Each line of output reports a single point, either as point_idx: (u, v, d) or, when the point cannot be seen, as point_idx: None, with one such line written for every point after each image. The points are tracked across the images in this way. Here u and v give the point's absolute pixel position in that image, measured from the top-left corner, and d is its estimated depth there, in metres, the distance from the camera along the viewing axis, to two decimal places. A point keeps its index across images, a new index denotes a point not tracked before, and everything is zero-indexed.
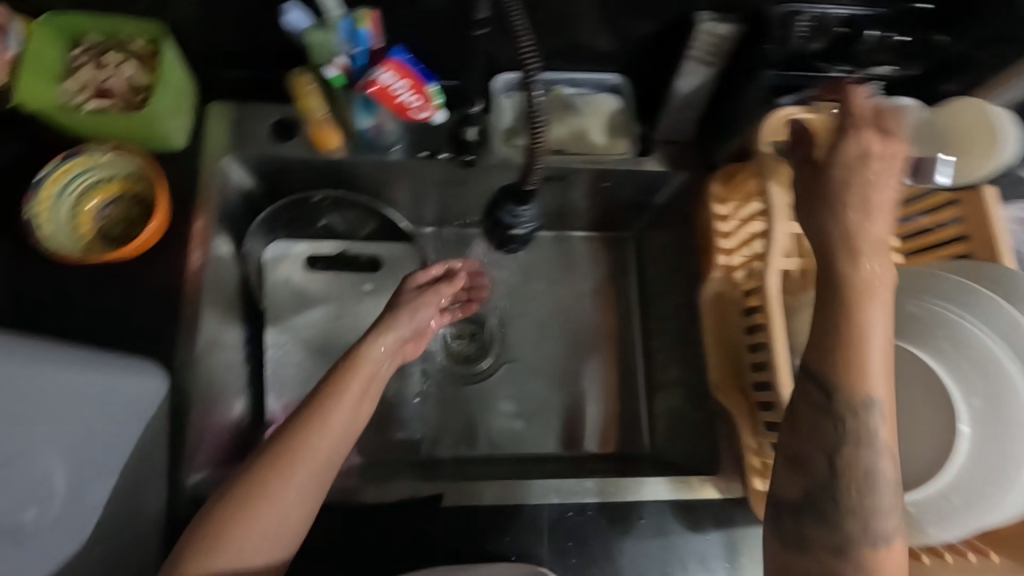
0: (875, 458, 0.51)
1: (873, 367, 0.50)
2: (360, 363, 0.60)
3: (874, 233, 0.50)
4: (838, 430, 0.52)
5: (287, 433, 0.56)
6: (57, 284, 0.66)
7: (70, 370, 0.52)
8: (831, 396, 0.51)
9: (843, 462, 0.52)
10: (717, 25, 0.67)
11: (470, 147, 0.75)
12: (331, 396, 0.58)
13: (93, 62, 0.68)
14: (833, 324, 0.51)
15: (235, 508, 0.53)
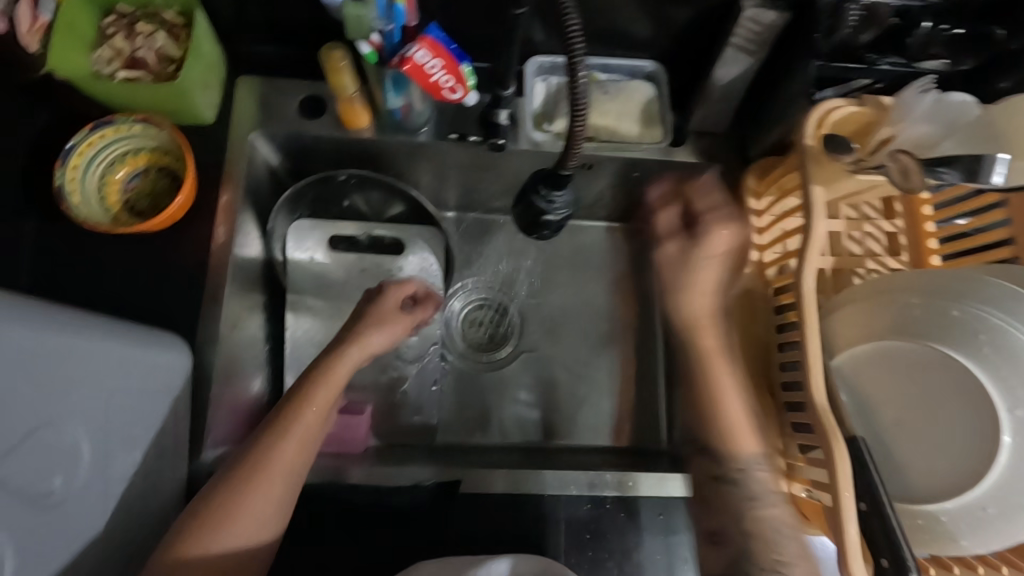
0: (766, 509, 0.61)
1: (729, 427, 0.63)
2: (332, 365, 0.61)
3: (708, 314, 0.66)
4: (734, 493, 0.62)
5: (265, 438, 0.56)
6: (85, 254, 0.66)
7: (109, 338, 0.52)
8: (719, 461, 0.63)
9: (748, 519, 0.61)
10: (762, 12, 0.64)
11: (500, 131, 0.73)
12: (306, 401, 0.59)
13: (123, 32, 0.67)
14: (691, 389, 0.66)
15: (216, 502, 0.53)
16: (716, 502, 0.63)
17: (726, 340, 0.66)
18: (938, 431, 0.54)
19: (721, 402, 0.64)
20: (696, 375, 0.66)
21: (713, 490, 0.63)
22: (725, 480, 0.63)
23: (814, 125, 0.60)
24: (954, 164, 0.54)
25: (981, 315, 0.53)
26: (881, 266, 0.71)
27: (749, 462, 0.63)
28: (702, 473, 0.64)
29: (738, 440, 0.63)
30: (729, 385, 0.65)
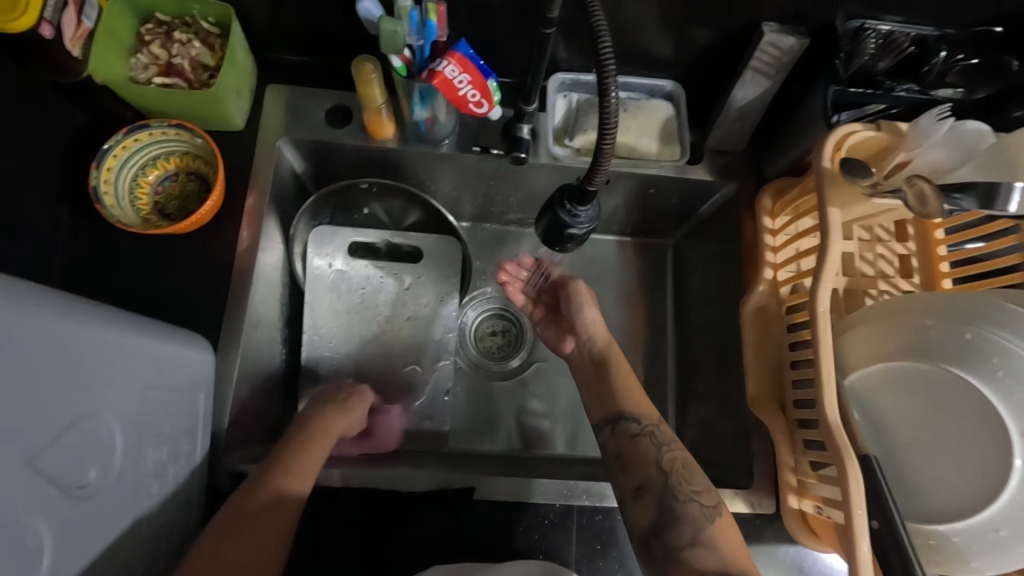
0: (667, 450, 0.65)
1: (634, 394, 0.71)
2: (320, 429, 0.68)
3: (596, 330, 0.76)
4: (649, 445, 0.66)
5: (265, 478, 0.61)
6: (116, 252, 0.68)
7: (143, 333, 0.54)
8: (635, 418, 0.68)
9: (665, 461, 0.65)
10: (782, 38, 0.67)
11: (522, 145, 0.74)
12: (302, 448, 0.65)
13: (162, 40, 0.69)
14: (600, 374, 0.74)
15: (215, 549, 0.56)
16: (633, 457, 0.66)
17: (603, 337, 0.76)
18: (951, 454, 0.55)
19: (627, 376, 0.72)
20: (606, 359, 0.74)
21: (630, 445, 0.66)
22: (640, 434, 0.67)
23: (831, 148, 0.62)
24: (969, 191, 0.55)
25: (997, 340, 0.54)
26: (892, 288, 0.73)
27: (653, 419, 0.68)
28: (621, 435, 0.68)
29: (644, 403, 0.70)
30: (629, 371, 0.73)
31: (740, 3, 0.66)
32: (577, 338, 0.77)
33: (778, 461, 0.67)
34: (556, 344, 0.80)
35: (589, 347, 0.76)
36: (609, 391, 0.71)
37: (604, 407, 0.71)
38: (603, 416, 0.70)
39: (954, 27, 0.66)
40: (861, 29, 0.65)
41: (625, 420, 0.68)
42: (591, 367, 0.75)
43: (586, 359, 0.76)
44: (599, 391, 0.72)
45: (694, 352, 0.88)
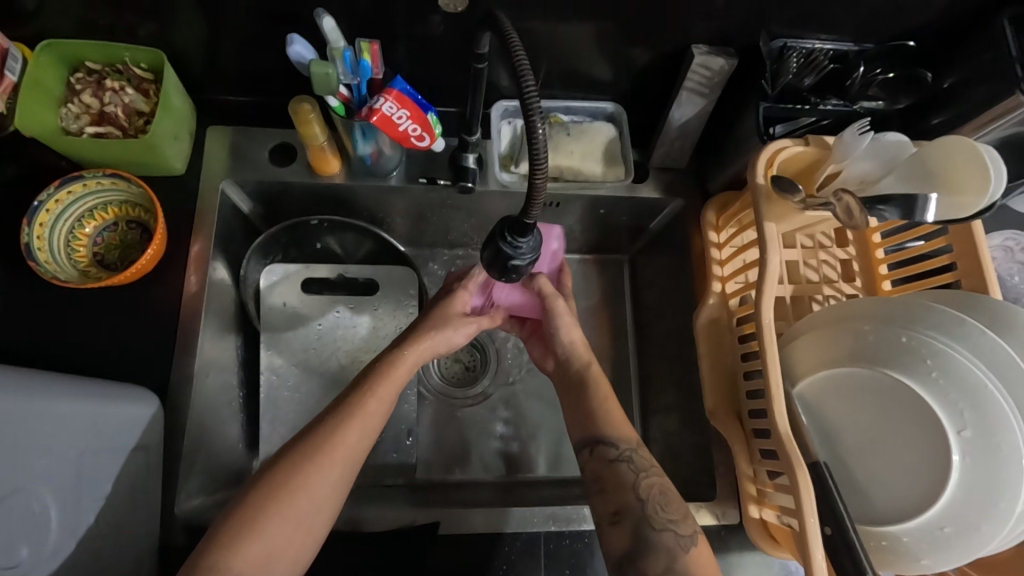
0: (643, 476, 0.64)
1: (613, 419, 0.69)
2: (399, 368, 0.66)
3: (577, 340, 0.74)
4: (629, 469, 0.65)
5: (325, 428, 0.60)
6: (57, 309, 0.66)
7: (74, 399, 0.57)
8: (613, 444, 0.67)
9: (643, 487, 0.64)
10: (710, 60, 0.69)
11: (468, 174, 0.75)
12: (366, 390, 0.63)
13: (93, 88, 0.68)
14: (569, 406, 0.72)
15: (265, 501, 0.56)
16: (612, 481, 0.65)
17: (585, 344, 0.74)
18: (897, 452, 0.56)
19: (608, 398, 0.70)
20: (585, 379, 0.72)
21: (609, 471, 0.65)
22: (619, 459, 0.66)
23: (764, 165, 0.64)
24: (890, 203, 0.56)
25: (929, 341, 0.56)
26: (837, 292, 0.75)
27: (632, 442, 0.67)
28: (600, 459, 0.67)
29: (624, 424, 0.68)
30: (610, 391, 0.71)
31: (668, 29, 0.68)
32: (557, 355, 0.75)
33: (738, 472, 0.68)
34: (542, 362, 0.79)
35: (569, 362, 0.74)
36: (589, 413, 0.69)
37: (585, 428, 0.69)
38: (583, 437, 0.69)
39: (872, 41, 0.69)
40: (784, 49, 0.68)
41: (606, 444, 0.67)
42: (571, 385, 0.72)
43: (565, 375, 0.74)
44: (586, 413, 0.70)
45: (654, 365, 0.88)
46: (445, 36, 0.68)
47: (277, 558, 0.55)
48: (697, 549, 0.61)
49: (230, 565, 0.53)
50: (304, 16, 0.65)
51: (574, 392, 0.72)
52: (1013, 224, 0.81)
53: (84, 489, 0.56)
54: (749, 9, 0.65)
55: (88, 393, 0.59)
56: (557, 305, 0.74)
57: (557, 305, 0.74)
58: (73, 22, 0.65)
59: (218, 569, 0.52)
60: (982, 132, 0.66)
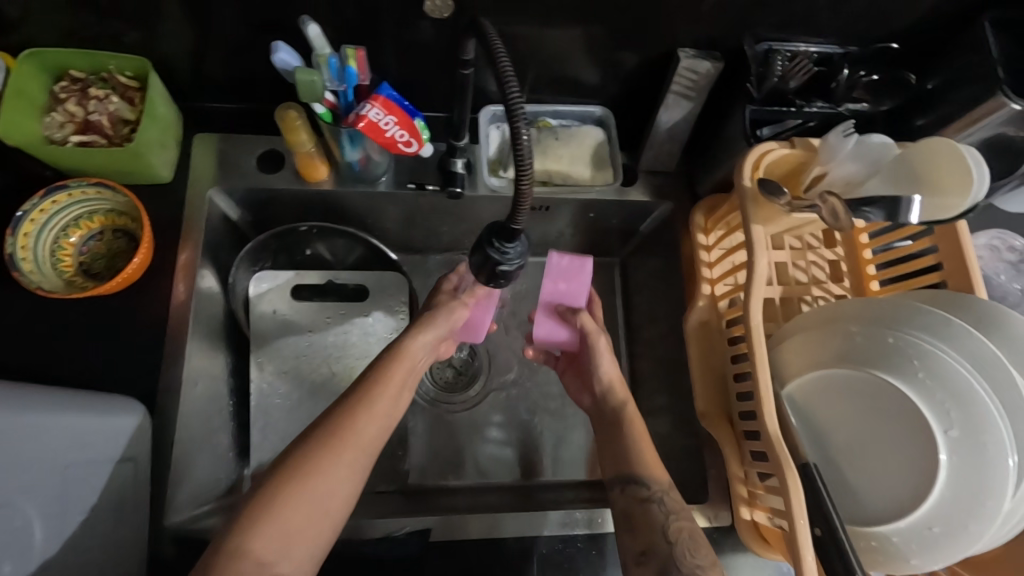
0: (672, 519, 0.63)
1: (645, 460, 0.68)
2: (405, 357, 0.67)
3: (615, 377, 0.74)
4: (659, 510, 0.64)
5: (336, 416, 0.60)
6: (43, 321, 0.66)
7: (59, 413, 0.58)
8: (643, 483, 0.66)
9: (673, 530, 0.62)
10: (697, 63, 0.69)
11: (457, 179, 0.76)
12: (377, 380, 0.64)
13: (77, 97, 0.67)
14: (607, 448, 0.71)
15: (285, 483, 0.55)
16: (641, 522, 0.64)
17: (624, 389, 0.74)
18: (886, 453, 0.57)
19: (642, 438, 0.70)
20: (620, 420, 0.72)
21: (639, 510, 0.64)
22: (650, 499, 0.65)
23: (751, 167, 0.64)
24: (876, 204, 0.57)
25: (916, 342, 0.56)
26: (826, 293, 0.75)
27: (664, 483, 0.66)
28: (629, 496, 0.66)
29: (656, 465, 0.68)
30: (644, 431, 0.71)
31: (654, 33, 0.69)
32: (594, 392, 0.76)
33: (730, 474, 0.68)
34: (577, 396, 0.80)
35: (606, 399, 0.74)
36: (623, 449, 0.69)
37: (617, 466, 0.68)
38: (615, 475, 0.68)
39: (856, 44, 0.70)
40: (770, 52, 0.68)
41: (636, 483, 0.66)
42: (607, 420, 0.73)
43: (602, 412, 0.74)
44: (617, 450, 0.70)
45: (645, 368, 0.88)
46: (433, 42, 0.68)
47: (294, 542, 0.54)
48: None
49: (251, 548, 0.52)
50: (290, 23, 0.65)
51: (609, 435, 0.72)
52: (998, 223, 0.82)
53: (62, 502, 0.57)
54: (734, 13, 0.65)
55: (73, 406, 0.59)
56: (600, 346, 0.74)
57: (600, 346, 0.74)
58: (56, 30, 0.64)
59: (241, 553, 0.51)
60: (965, 133, 0.66)
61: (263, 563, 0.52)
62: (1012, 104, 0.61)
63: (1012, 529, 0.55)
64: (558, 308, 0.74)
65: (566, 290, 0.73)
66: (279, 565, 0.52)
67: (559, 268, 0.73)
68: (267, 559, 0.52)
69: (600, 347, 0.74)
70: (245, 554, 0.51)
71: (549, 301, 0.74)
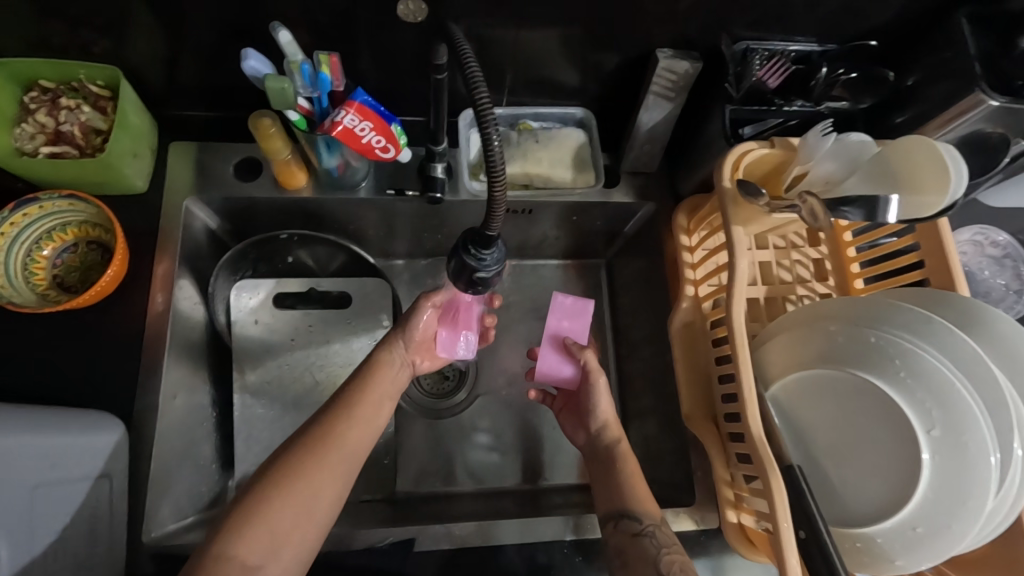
0: (663, 550, 0.61)
1: (639, 498, 0.66)
2: (382, 370, 0.67)
3: (611, 412, 0.74)
4: (651, 545, 0.62)
5: (322, 422, 0.60)
6: (17, 337, 0.65)
7: (31, 432, 0.57)
8: (637, 517, 0.64)
9: (665, 563, 0.60)
10: (675, 64, 0.69)
11: (437, 185, 0.74)
12: (356, 391, 0.64)
13: (47, 107, 0.66)
14: (606, 476, 0.69)
15: (274, 486, 0.55)
16: (635, 557, 0.61)
17: (619, 430, 0.73)
18: (869, 453, 0.56)
19: (636, 479, 0.68)
20: (613, 456, 0.71)
21: (631, 545, 0.62)
22: (642, 534, 0.63)
23: (730, 169, 0.64)
24: (853, 204, 0.56)
25: (896, 341, 0.56)
26: (810, 292, 0.75)
27: (655, 517, 0.65)
28: (622, 533, 0.64)
29: (649, 501, 0.66)
30: (637, 470, 0.70)
31: (632, 33, 0.68)
32: (589, 430, 0.75)
33: (716, 477, 0.67)
34: (573, 436, 0.78)
35: (600, 436, 0.73)
36: (618, 487, 0.68)
37: (611, 502, 0.67)
38: (608, 511, 0.66)
39: (834, 41, 0.70)
40: (748, 50, 0.68)
41: (629, 517, 0.65)
42: (602, 458, 0.72)
43: (596, 451, 0.73)
44: (612, 485, 0.68)
45: (633, 368, 0.88)
46: (408, 46, 0.67)
47: (283, 543, 0.53)
48: None
49: (237, 552, 0.51)
50: (261, 29, 0.64)
51: (603, 466, 0.71)
52: (981, 219, 0.82)
53: (37, 520, 0.56)
54: (710, 12, 0.64)
55: (44, 421, 0.59)
56: (600, 383, 0.74)
57: (600, 383, 0.74)
58: (24, 41, 0.63)
59: (226, 559, 0.50)
60: (946, 129, 0.66)
61: (251, 566, 0.51)
62: (991, 100, 0.61)
63: (996, 528, 0.55)
64: (565, 342, 0.76)
65: (572, 328, 0.78)
66: (266, 566, 0.52)
67: (565, 307, 0.79)
68: (252, 563, 0.51)
69: (598, 380, 0.74)
70: (232, 558, 0.51)
71: (556, 337, 0.77)
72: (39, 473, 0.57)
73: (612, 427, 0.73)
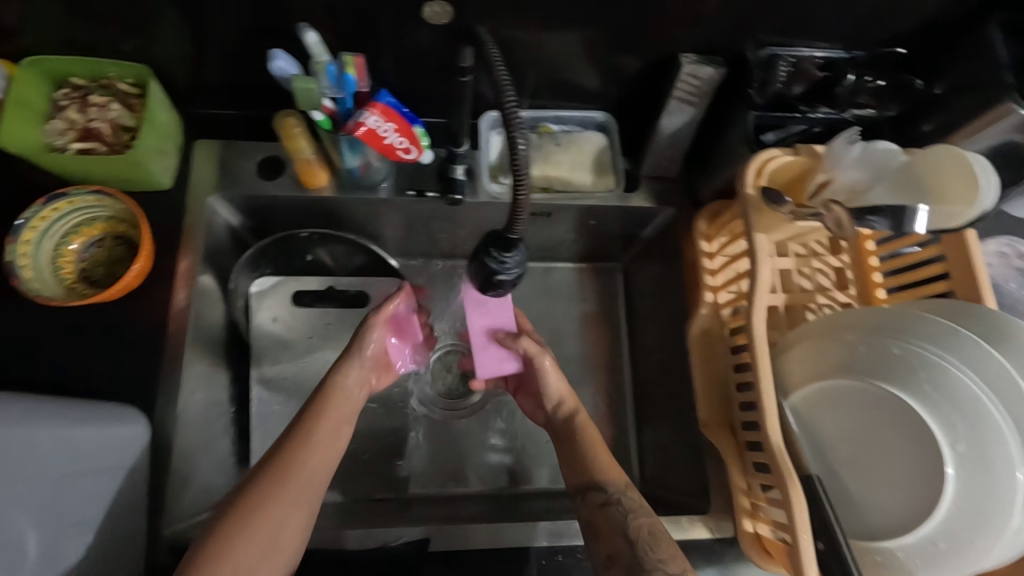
0: (631, 517, 0.62)
1: (601, 466, 0.67)
2: (336, 396, 0.66)
3: (562, 389, 0.72)
4: (619, 511, 0.63)
5: (282, 455, 0.60)
6: (44, 328, 0.66)
7: (57, 424, 0.58)
8: (603, 487, 0.65)
9: (635, 529, 0.62)
10: (698, 69, 0.68)
11: (456, 185, 0.77)
12: (310, 419, 0.63)
13: (79, 104, 0.67)
14: (572, 455, 0.70)
15: (233, 523, 0.55)
16: (602, 524, 0.63)
17: (572, 400, 0.73)
18: (888, 466, 0.56)
19: (596, 446, 0.69)
20: (573, 429, 0.71)
21: (600, 515, 0.64)
22: (609, 502, 0.64)
23: (754, 173, 0.63)
24: (880, 213, 0.55)
25: (921, 352, 0.55)
26: (831, 301, 0.74)
27: (620, 483, 0.66)
28: (590, 504, 0.65)
29: (612, 466, 0.67)
30: (598, 437, 0.70)
31: (655, 38, 0.68)
32: (547, 410, 0.74)
33: (732, 485, 0.67)
34: (533, 415, 0.77)
35: (557, 413, 0.73)
36: (581, 459, 0.68)
37: (578, 474, 0.68)
38: (577, 483, 0.67)
39: (860, 48, 0.69)
40: (772, 57, 0.67)
41: (596, 486, 0.66)
42: (563, 436, 0.71)
43: (557, 429, 0.73)
44: (574, 456, 0.69)
45: (648, 374, 0.87)
46: (431, 48, 0.68)
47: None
48: None
49: None
50: (287, 29, 0.64)
51: (565, 445, 0.71)
52: (1009, 230, 0.81)
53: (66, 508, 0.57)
54: (735, 17, 0.64)
55: (73, 414, 0.59)
56: (547, 359, 0.70)
57: (546, 360, 0.70)
58: (57, 38, 0.65)
59: None
60: (974, 140, 0.66)
61: None
62: (1021, 111, 0.61)
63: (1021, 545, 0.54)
64: (496, 335, 0.67)
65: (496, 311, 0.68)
66: None
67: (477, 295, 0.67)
68: None
69: (541, 360, 0.70)
70: None
71: (485, 331, 0.67)
72: (62, 466, 0.57)
73: (564, 401, 0.73)
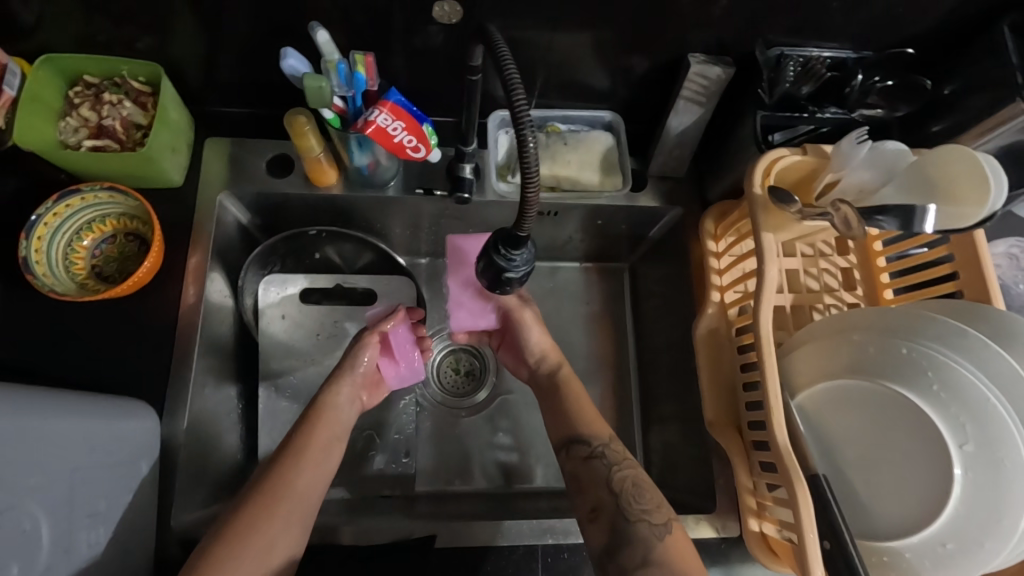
0: (614, 469, 0.66)
1: (582, 416, 0.71)
2: (327, 414, 0.68)
3: (545, 342, 0.78)
4: (602, 464, 0.67)
5: (274, 475, 0.61)
6: (57, 323, 0.67)
7: (75, 416, 0.56)
8: (586, 441, 0.69)
9: (618, 480, 0.65)
10: (707, 69, 0.68)
11: (465, 185, 0.75)
12: (299, 440, 0.65)
13: (92, 102, 0.68)
14: (555, 407, 0.74)
15: (224, 544, 0.56)
16: (587, 477, 0.67)
17: (553, 347, 0.78)
18: (896, 466, 0.56)
19: (578, 397, 0.73)
20: (557, 381, 0.76)
21: (584, 468, 0.67)
22: (592, 455, 0.68)
23: (761, 174, 0.63)
24: (889, 212, 0.56)
25: (929, 353, 0.55)
26: (838, 302, 0.74)
27: (604, 437, 0.69)
28: (574, 458, 0.69)
29: (596, 421, 0.71)
30: (580, 393, 0.74)
31: (664, 38, 0.68)
32: (529, 364, 0.79)
33: (739, 485, 0.67)
34: (516, 370, 0.82)
35: (541, 367, 0.78)
36: (564, 414, 0.72)
37: (560, 430, 0.71)
38: (559, 439, 0.71)
39: (870, 48, 0.69)
40: (781, 56, 0.67)
41: (579, 440, 0.69)
42: (545, 387, 0.76)
43: (541, 383, 0.77)
44: (557, 414, 0.73)
45: (654, 373, 0.87)
46: (441, 47, 0.68)
47: None
48: (671, 531, 0.62)
49: None
50: (299, 29, 0.65)
51: (545, 392, 0.76)
52: (1019, 232, 0.80)
53: (80, 502, 0.56)
54: (745, 18, 0.64)
55: (90, 407, 0.59)
56: (530, 311, 0.77)
57: (530, 312, 0.77)
58: (72, 37, 0.65)
59: None
60: (982, 140, 0.66)
61: None
62: None
63: None
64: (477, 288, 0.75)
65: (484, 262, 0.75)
66: None
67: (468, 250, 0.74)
68: None
69: (523, 310, 0.77)
70: None
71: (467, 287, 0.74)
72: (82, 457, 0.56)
73: (546, 352, 0.78)
